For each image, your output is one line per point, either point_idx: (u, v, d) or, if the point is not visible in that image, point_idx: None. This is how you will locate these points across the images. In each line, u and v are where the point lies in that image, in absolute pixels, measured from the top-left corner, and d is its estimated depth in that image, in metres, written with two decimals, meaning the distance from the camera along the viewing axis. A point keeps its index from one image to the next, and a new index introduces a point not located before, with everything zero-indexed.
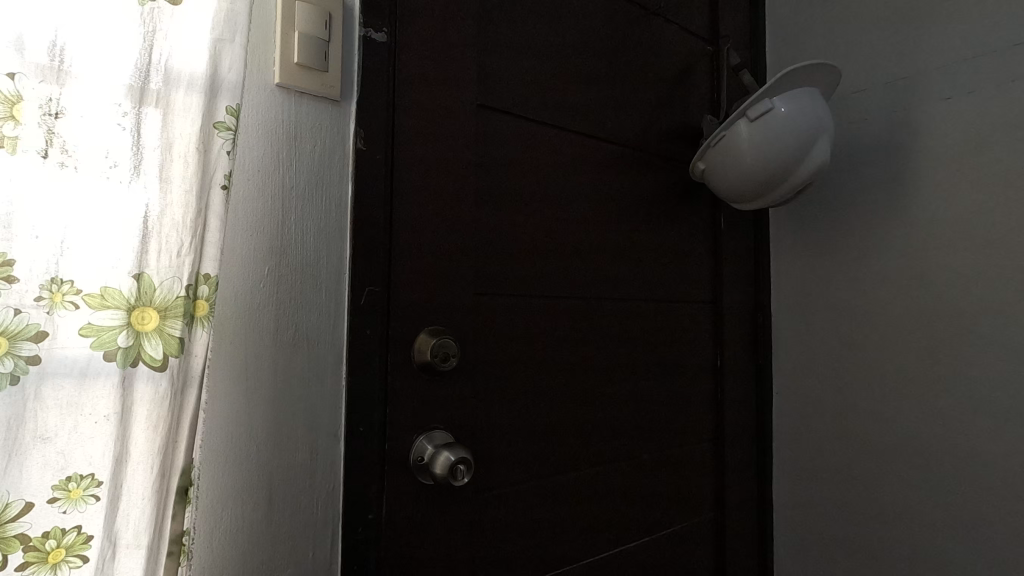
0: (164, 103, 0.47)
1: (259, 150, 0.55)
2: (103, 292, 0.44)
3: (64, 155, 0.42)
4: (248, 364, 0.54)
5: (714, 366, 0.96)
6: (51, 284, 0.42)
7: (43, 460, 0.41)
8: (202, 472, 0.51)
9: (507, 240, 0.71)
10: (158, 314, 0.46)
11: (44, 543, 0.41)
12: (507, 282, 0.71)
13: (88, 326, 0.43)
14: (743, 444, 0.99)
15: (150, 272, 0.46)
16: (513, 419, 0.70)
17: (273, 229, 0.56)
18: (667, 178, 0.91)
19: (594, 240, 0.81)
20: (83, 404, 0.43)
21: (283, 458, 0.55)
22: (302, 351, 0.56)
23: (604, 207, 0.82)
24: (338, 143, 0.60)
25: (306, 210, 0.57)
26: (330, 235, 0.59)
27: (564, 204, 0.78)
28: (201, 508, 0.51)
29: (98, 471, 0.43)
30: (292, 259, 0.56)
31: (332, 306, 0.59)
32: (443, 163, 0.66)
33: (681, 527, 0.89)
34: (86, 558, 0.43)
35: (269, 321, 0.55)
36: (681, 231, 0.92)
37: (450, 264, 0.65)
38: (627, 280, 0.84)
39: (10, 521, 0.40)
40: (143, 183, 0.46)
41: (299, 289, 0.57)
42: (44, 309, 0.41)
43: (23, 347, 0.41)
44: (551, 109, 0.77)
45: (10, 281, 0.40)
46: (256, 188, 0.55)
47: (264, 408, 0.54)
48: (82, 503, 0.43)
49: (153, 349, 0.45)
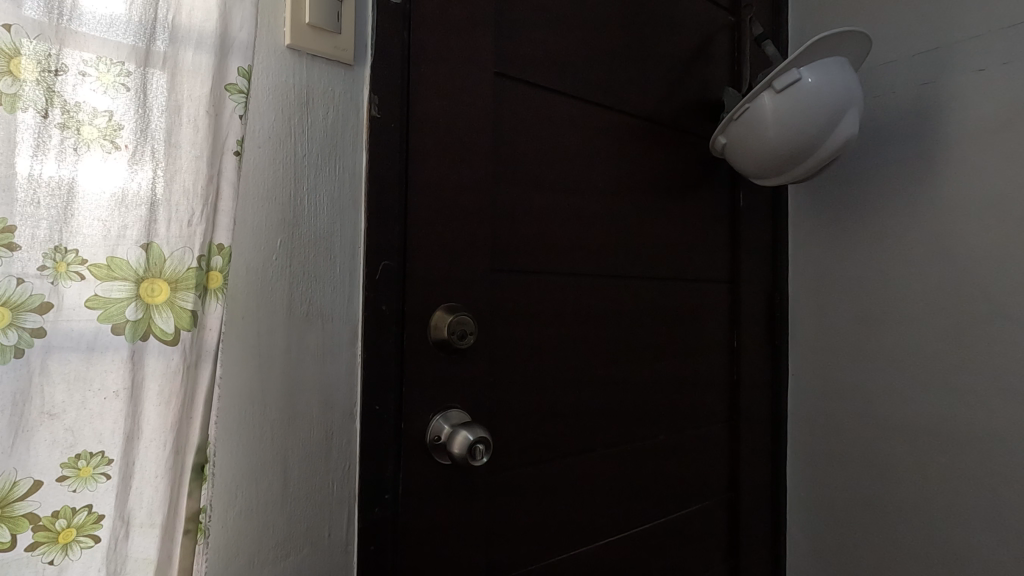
0: (172, 63, 0.44)
1: (269, 116, 0.52)
2: (109, 263, 0.42)
3: (66, 116, 0.40)
4: (262, 340, 0.52)
5: (731, 347, 0.94)
6: (55, 253, 0.40)
7: (51, 438, 0.39)
8: (216, 449, 0.49)
9: (525, 215, 0.69)
10: (168, 286, 0.43)
11: (54, 522, 0.39)
12: (526, 258, 0.69)
13: (95, 298, 0.41)
14: (758, 427, 0.97)
15: (159, 242, 0.43)
16: (531, 399, 0.69)
17: (285, 199, 0.53)
18: (687, 154, 0.88)
19: (614, 217, 0.78)
20: (91, 378, 0.41)
21: (298, 435, 0.53)
22: (315, 327, 0.55)
23: (623, 183, 0.80)
24: (352, 112, 0.57)
25: (318, 181, 0.55)
26: (343, 208, 0.57)
27: (583, 178, 0.75)
28: (217, 486, 0.49)
29: (109, 449, 0.41)
30: (306, 231, 0.54)
31: (347, 280, 0.57)
32: (461, 134, 0.63)
33: (696, 507, 0.88)
34: (98, 538, 0.41)
35: (282, 295, 0.53)
36: (699, 208, 0.90)
37: (468, 239, 0.63)
38: (646, 259, 0.82)
39: (18, 501, 0.38)
40: (151, 148, 0.43)
41: (313, 262, 0.55)
42: (48, 280, 0.39)
43: (26, 318, 0.38)
44: (571, 79, 0.74)
45: (11, 248, 0.38)
46: (268, 157, 0.53)
47: (277, 385, 0.52)
48: (93, 481, 0.41)
49: (164, 323, 0.43)
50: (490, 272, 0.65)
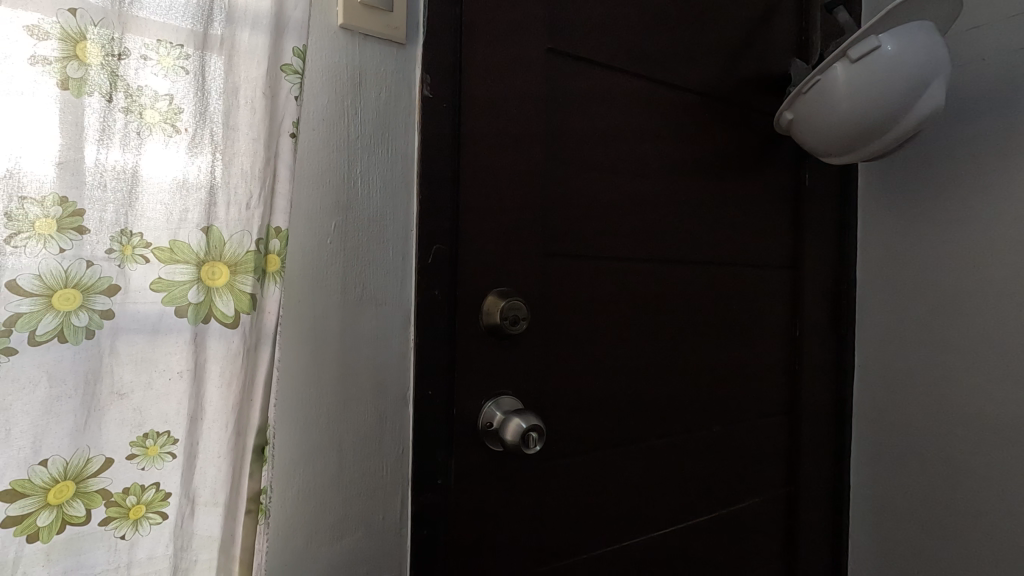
0: (230, 45, 0.44)
1: (323, 98, 0.52)
2: (172, 246, 0.42)
3: (130, 101, 0.40)
4: (317, 324, 0.52)
5: (793, 336, 0.89)
6: (121, 237, 0.40)
7: (121, 417, 0.40)
8: (275, 430, 0.50)
9: (578, 196, 0.66)
10: (228, 269, 0.44)
11: (125, 499, 0.40)
12: (579, 242, 0.67)
13: (160, 280, 0.41)
14: (820, 420, 0.93)
15: (219, 225, 0.44)
16: (584, 387, 0.67)
17: (339, 181, 0.53)
18: (749, 132, 0.84)
19: (670, 198, 0.75)
20: (157, 359, 0.42)
21: (353, 418, 0.54)
22: (369, 311, 0.55)
23: (680, 163, 0.76)
24: (404, 93, 0.57)
25: (371, 164, 0.55)
26: (396, 191, 0.56)
27: (638, 158, 0.72)
28: (275, 466, 0.50)
29: (174, 429, 0.42)
30: (359, 214, 0.54)
31: (400, 263, 0.56)
32: (513, 113, 0.61)
33: (753, 502, 0.85)
34: (165, 515, 0.42)
35: (336, 278, 0.53)
36: (760, 189, 0.85)
37: (520, 222, 0.61)
38: (703, 243, 0.78)
39: (91, 477, 0.39)
40: (210, 131, 0.43)
41: (367, 246, 0.54)
42: (115, 262, 0.40)
43: (96, 301, 0.39)
44: (627, 54, 0.71)
45: (81, 231, 0.38)
46: (322, 140, 0.52)
47: (333, 368, 0.53)
48: (159, 460, 0.42)
49: (225, 306, 0.43)
50: (542, 256, 0.63)
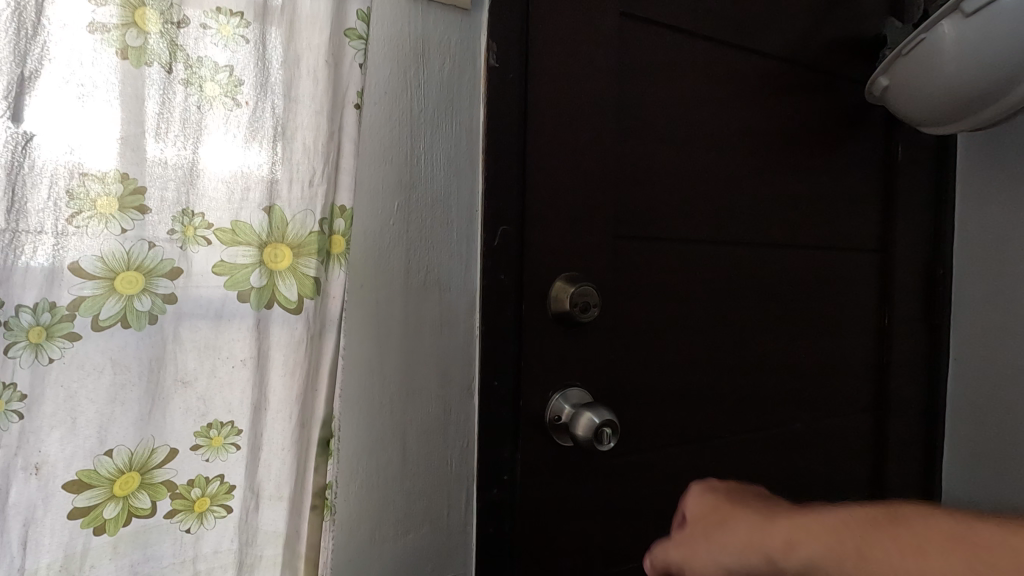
0: (290, 9, 0.41)
1: (385, 70, 0.49)
2: (234, 227, 0.40)
3: (189, 72, 0.38)
4: (380, 310, 0.49)
5: (880, 326, 0.81)
6: (182, 217, 0.38)
7: (185, 406, 0.39)
8: (339, 421, 0.47)
9: (651, 173, 0.61)
10: (291, 251, 0.41)
11: (190, 491, 0.39)
12: (652, 222, 0.61)
13: (222, 263, 0.39)
14: (910, 419, 0.85)
15: (282, 204, 0.41)
16: (657, 380, 0.62)
17: (402, 158, 0.50)
18: (836, 101, 0.76)
19: (749, 175, 0.69)
20: (220, 346, 0.40)
21: (417, 410, 0.51)
22: (433, 296, 0.52)
23: (760, 137, 0.70)
24: (469, 63, 0.53)
25: (435, 140, 0.51)
26: (460, 168, 0.53)
27: (716, 132, 0.66)
28: (341, 459, 0.48)
29: (238, 419, 0.40)
30: (422, 194, 0.51)
31: (464, 246, 0.53)
32: (583, 83, 0.56)
33: (834, 505, 0.78)
34: (230, 508, 0.40)
35: (399, 261, 0.50)
36: (848, 164, 0.77)
37: (590, 201, 0.57)
38: (785, 224, 0.72)
39: (157, 468, 0.37)
40: (271, 104, 0.40)
41: (430, 228, 0.51)
42: (178, 244, 0.38)
43: (159, 284, 0.37)
44: (704, 16, 0.65)
45: (142, 211, 0.36)
46: (384, 114, 0.49)
47: (397, 357, 0.50)
48: (224, 452, 0.40)
49: (288, 290, 0.41)
50: (612, 238, 0.59)
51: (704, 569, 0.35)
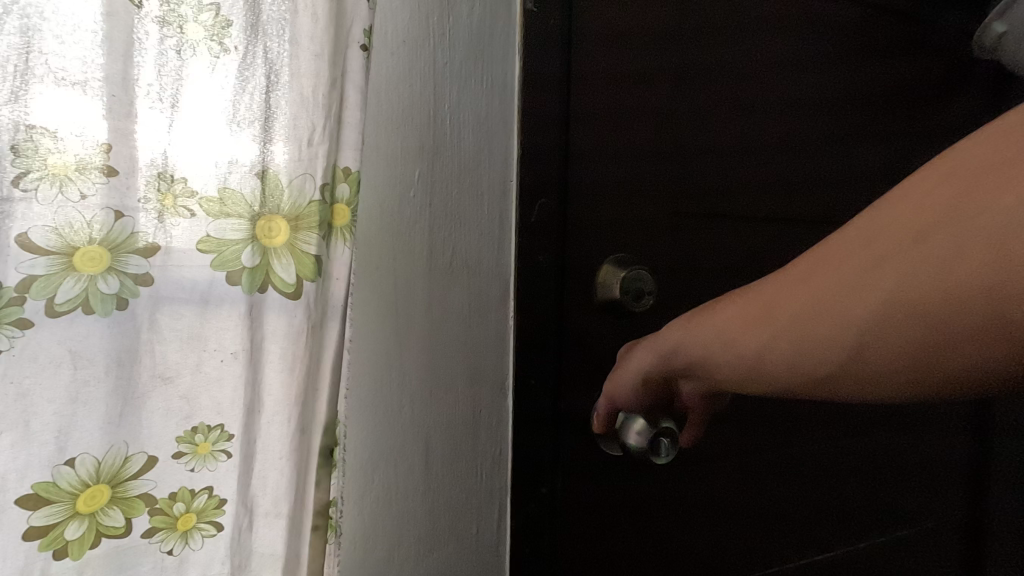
0: None
1: (404, 13, 0.41)
2: (222, 196, 0.33)
3: (166, 8, 0.31)
4: (399, 299, 0.42)
5: None
6: (159, 182, 0.32)
7: (166, 406, 0.33)
8: (346, 426, 0.41)
9: (716, 136, 0.52)
10: (288, 224, 0.34)
11: (172, 506, 0.33)
12: (716, 194, 0.52)
13: (207, 239, 0.33)
14: None
15: (276, 168, 0.34)
16: None
17: (423, 121, 0.42)
18: (945, 51, 0.63)
19: (830, 141, 0.59)
20: (206, 337, 0.33)
21: (441, 412, 0.44)
22: (460, 281, 0.44)
23: (847, 94, 0.59)
24: (501, 7, 0.46)
25: (462, 97, 0.44)
26: (491, 131, 0.45)
27: (792, 90, 0.56)
28: (348, 469, 0.41)
29: (228, 423, 0.34)
30: (447, 161, 0.43)
31: (496, 223, 0.46)
32: (640, 28, 0.47)
33: (933, 529, 0.67)
34: (220, 526, 0.34)
35: (421, 242, 0.42)
36: (952, 128, 0.65)
37: (645, 170, 0.48)
38: (872, 198, 0.61)
39: (131, 479, 0.32)
40: (263, 47, 0.34)
41: (456, 200, 0.44)
42: (154, 215, 0.32)
43: (129, 262, 0.31)
44: None
45: (110, 174, 0.30)
46: (403, 65, 0.41)
47: (418, 351, 0.43)
48: (212, 460, 0.34)
49: (284, 271, 0.34)
50: (668, 212, 0.50)
51: (624, 377, 0.39)
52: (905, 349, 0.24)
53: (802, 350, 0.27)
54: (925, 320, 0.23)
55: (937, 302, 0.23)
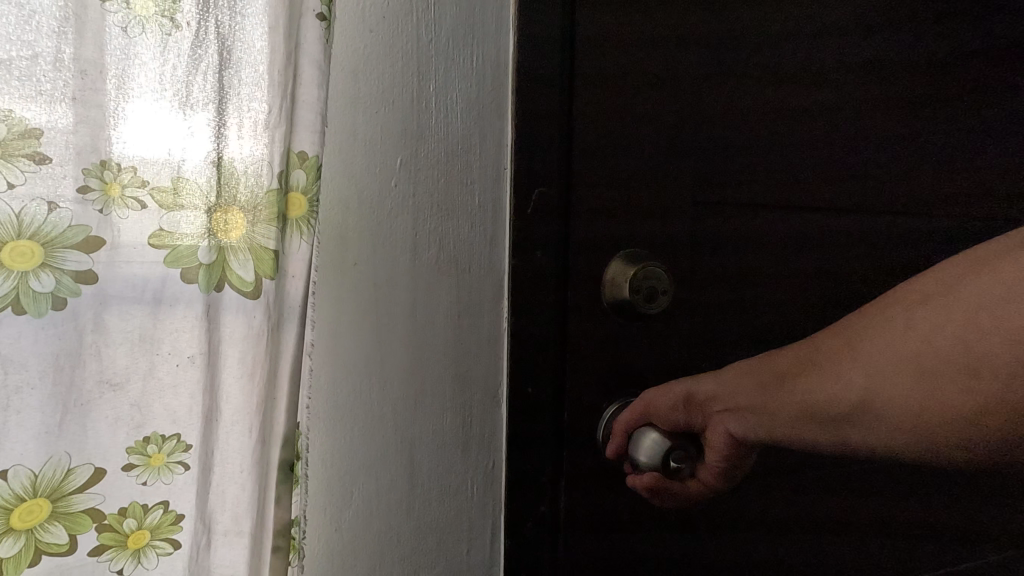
0: None
1: None
2: (175, 185, 0.30)
3: None
4: (382, 296, 0.38)
5: None
6: (101, 170, 0.29)
7: (115, 414, 0.30)
8: (309, 437, 0.37)
9: (747, 122, 0.45)
10: (245, 216, 0.31)
11: (122, 522, 0.31)
12: (747, 188, 0.46)
13: (159, 233, 0.30)
14: None
15: (232, 155, 0.31)
16: None
17: (407, 102, 0.38)
18: None
19: (893, 124, 0.50)
20: (159, 339, 0.31)
21: (428, 421, 0.40)
22: (448, 278, 0.40)
23: (917, 64, 0.50)
24: None
25: (449, 75, 0.40)
26: (483, 112, 0.41)
27: (847, 64, 0.48)
28: (310, 483, 0.37)
29: (185, 432, 0.31)
30: (433, 147, 0.39)
31: (488, 218, 0.41)
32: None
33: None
34: (177, 544, 0.32)
35: (405, 235, 0.39)
36: None
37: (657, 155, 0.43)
38: (941, 191, 0.52)
39: (75, 493, 0.29)
40: (216, 22, 0.30)
41: (443, 190, 0.40)
42: (96, 207, 0.29)
43: (67, 257, 0.28)
44: None
45: (41, 160, 0.28)
46: (383, 40, 0.37)
47: (401, 355, 0.39)
48: (167, 472, 0.31)
49: (242, 268, 0.31)
50: (689, 211, 0.45)
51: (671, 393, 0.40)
52: (894, 385, 0.31)
53: (828, 390, 0.33)
54: (915, 353, 0.30)
55: (921, 344, 0.30)
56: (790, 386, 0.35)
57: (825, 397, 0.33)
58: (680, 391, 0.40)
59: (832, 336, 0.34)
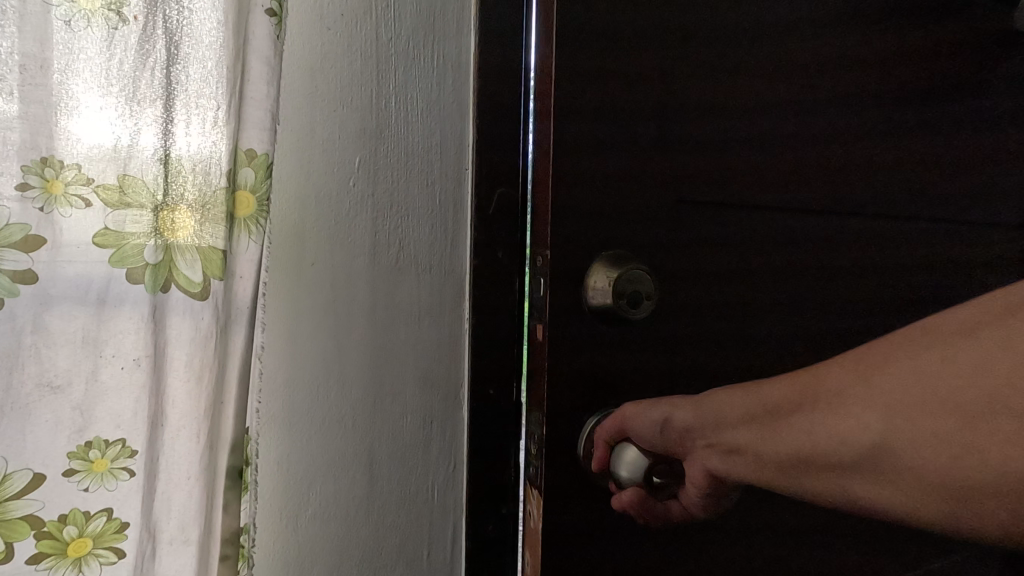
0: None
1: None
2: (121, 184, 0.30)
3: None
4: (341, 297, 0.38)
5: None
6: (43, 169, 0.28)
7: (55, 418, 0.29)
8: (265, 439, 0.37)
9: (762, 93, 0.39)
10: (194, 215, 0.31)
11: (61, 530, 0.30)
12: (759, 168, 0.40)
13: (104, 232, 0.30)
14: None
15: (180, 153, 0.31)
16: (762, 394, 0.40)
17: (365, 103, 0.38)
18: None
19: (925, 99, 0.44)
20: (103, 341, 0.30)
21: (388, 423, 0.40)
22: (409, 279, 0.40)
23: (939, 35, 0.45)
24: None
25: (409, 73, 0.39)
26: (445, 111, 0.41)
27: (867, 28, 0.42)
28: (262, 491, 0.37)
29: (131, 437, 0.30)
30: (393, 145, 0.39)
31: (449, 217, 0.41)
32: None
33: None
34: (122, 552, 0.31)
35: (364, 234, 0.38)
36: None
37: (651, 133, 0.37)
38: (978, 176, 0.46)
39: (12, 499, 0.28)
40: (163, 17, 0.30)
41: (404, 189, 0.40)
42: (36, 205, 0.28)
43: (6, 258, 0.28)
44: None
45: None
46: (339, 38, 0.37)
47: (359, 355, 0.39)
48: (110, 478, 0.30)
49: (188, 269, 0.31)
50: (687, 201, 0.38)
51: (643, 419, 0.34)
52: (923, 452, 0.22)
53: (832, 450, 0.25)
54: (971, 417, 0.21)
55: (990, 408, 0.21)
56: (785, 424, 0.27)
57: (831, 438, 0.25)
58: (659, 415, 0.34)
59: (857, 366, 0.25)
